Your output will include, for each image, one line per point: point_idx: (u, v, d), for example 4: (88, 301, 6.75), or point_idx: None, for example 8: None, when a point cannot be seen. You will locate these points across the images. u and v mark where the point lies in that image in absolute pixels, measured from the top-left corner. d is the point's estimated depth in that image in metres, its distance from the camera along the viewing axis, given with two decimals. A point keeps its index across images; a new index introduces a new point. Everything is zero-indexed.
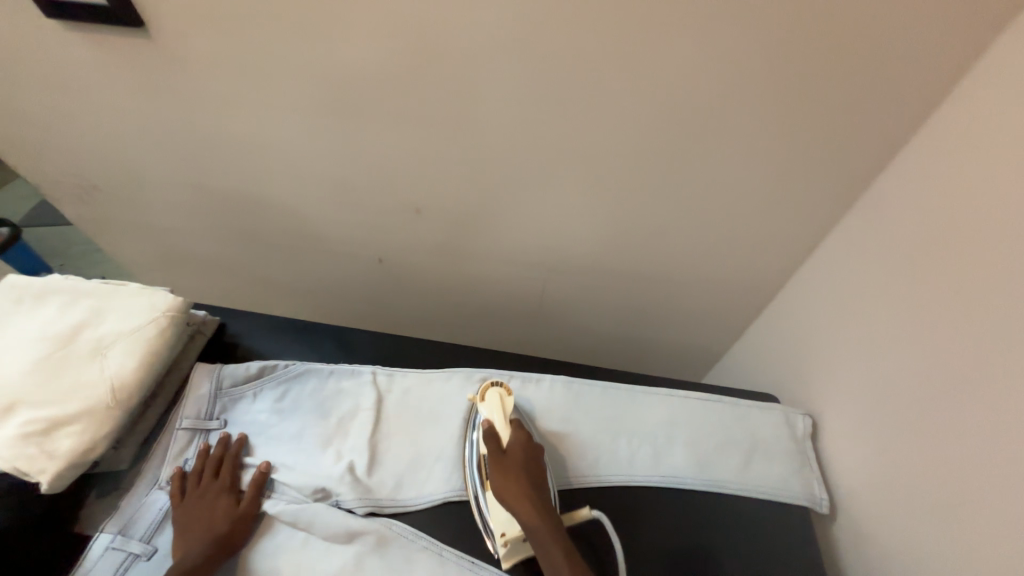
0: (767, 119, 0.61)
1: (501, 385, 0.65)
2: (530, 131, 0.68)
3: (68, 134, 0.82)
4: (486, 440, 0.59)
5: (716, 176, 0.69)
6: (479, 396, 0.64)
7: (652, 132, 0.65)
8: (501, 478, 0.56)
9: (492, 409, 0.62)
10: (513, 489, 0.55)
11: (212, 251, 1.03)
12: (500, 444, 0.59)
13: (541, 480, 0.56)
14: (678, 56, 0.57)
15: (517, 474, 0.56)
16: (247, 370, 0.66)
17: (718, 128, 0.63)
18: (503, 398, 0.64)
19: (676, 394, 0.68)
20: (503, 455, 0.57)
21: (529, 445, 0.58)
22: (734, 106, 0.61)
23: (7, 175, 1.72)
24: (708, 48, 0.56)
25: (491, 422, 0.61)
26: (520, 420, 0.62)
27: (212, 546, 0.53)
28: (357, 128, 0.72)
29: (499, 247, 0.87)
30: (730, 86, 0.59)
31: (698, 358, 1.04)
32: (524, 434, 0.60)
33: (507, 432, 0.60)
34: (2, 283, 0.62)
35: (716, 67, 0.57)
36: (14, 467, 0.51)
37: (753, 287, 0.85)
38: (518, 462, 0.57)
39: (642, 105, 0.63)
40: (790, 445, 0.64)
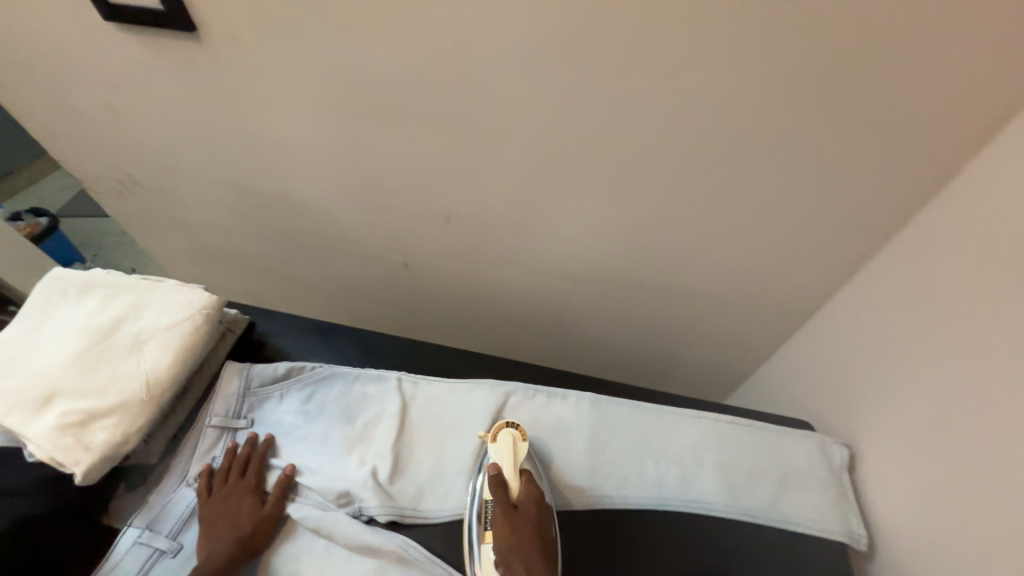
0: (811, 140, 0.60)
1: (517, 426, 0.61)
2: (566, 143, 0.68)
3: (115, 131, 0.85)
4: (496, 490, 0.56)
5: (754, 195, 0.68)
6: (491, 436, 0.60)
7: (690, 149, 0.64)
8: (512, 537, 0.52)
9: (503, 451, 0.59)
10: (524, 552, 0.51)
11: (242, 249, 1.04)
12: (509, 496, 0.56)
13: (548, 544, 0.53)
14: (723, 75, 0.56)
15: (527, 534, 0.53)
16: (275, 370, 0.67)
17: (759, 147, 0.62)
18: (516, 442, 0.60)
19: (707, 416, 0.66)
20: (514, 510, 0.54)
21: (541, 503, 0.56)
22: (778, 126, 0.59)
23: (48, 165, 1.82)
24: (755, 67, 0.55)
25: (500, 468, 0.58)
26: (531, 471, 0.59)
27: (237, 545, 0.53)
28: (393, 134, 0.73)
29: (526, 256, 0.87)
30: (775, 107, 0.58)
31: (722, 378, 1.01)
32: (537, 489, 0.57)
33: (517, 485, 0.57)
34: (46, 275, 0.64)
35: (762, 86, 0.56)
36: (52, 457, 0.51)
37: (786, 309, 0.83)
38: (529, 520, 0.54)
39: (682, 122, 0.62)
40: (827, 477, 0.62)
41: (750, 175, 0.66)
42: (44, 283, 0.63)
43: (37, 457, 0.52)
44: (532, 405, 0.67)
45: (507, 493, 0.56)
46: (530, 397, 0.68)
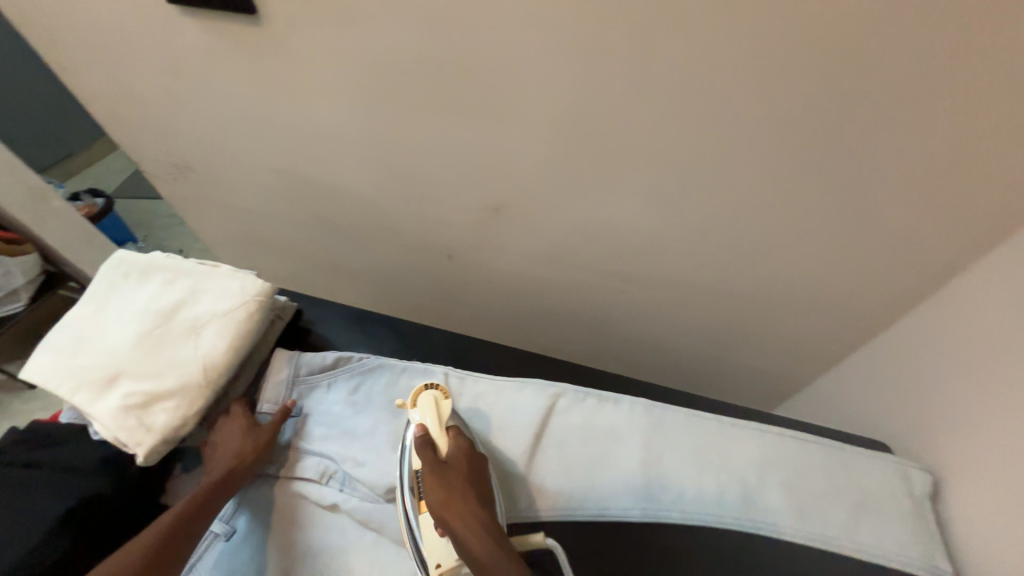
0: (917, 140, 0.52)
1: (437, 387, 0.60)
2: (628, 137, 0.63)
3: (173, 115, 0.86)
4: (423, 450, 0.54)
5: (838, 199, 0.61)
6: (410, 402, 0.59)
7: (768, 148, 0.58)
8: (444, 491, 0.50)
9: (427, 412, 0.57)
10: (458, 505, 0.50)
11: (288, 235, 1.05)
12: (438, 453, 0.54)
13: (484, 494, 0.52)
14: (819, 66, 0.49)
15: (458, 484, 0.51)
16: (323, 359, 0.67)
17: (851, 147, 0.55)
18: (439, 401, 0.59)
19: (770, 430, 0.62)
20: (444, 465, 0.52)
21: (469, 455, 0.54)
22: (878, 124, 0.52)
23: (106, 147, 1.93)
24: (859, 57, 0.48)
25: (426, 429, 0.56)
26: (458, 425, 0.58)
27: (236, 458, 0.57)
28: (445, 122, 0.70)
29: (576, 252, 0.83)
30: (877, 102, 0.50)
31: (777, 387, 0.95)
32: (465, 440, 0.56)
33: (444, 440, 0.55)
34: (110, 257, 0.65)
35: (864, 79, 0.49)
36: (116, 436, 0.53)
37: (857, 321, 0.76)
38: (461, 473, 0.52)
39: (764, 118, 0.55)
40: (906, 506, 0.57)
41: (835, 178, 0.59)
42: (108, 265, 0.64)
43: (103, 436, 0.53)
44: (584, 409, 0.64)
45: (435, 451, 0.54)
46: (580, 401, 0.65)
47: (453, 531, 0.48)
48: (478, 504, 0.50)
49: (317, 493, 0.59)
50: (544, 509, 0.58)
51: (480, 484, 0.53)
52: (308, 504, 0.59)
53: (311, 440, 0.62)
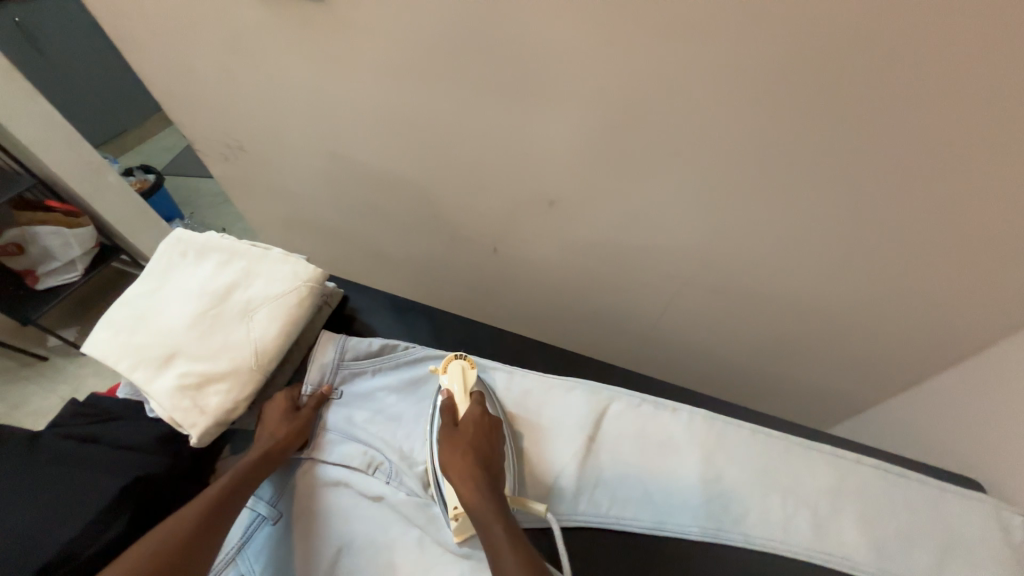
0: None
1: (466, 356, 0.62)
2: (709, 129, 0.57)
3: (230, 95, 0.86)
4: (443, 412, 0.56)
5: (954, 202, 0.54)
6: (441, 367, 0.60)
7: (876, 143, 0.52)
8: (450, 449, 0.52)
9: (453, 379, 0.59)
10: (457, 463, 0.51)
11: (333, 219, 1.05)
12: (455, 416, 0.56)
13: (490, 460, 0.52)
14: (960, 48, 0.43)
15: (462, 443, 0.52)
16: (369, 345, 0.65)
17: (981, 144, 0.48)
18: (466, 370, 0.60)
19: (843, 456, 0.57)
20: (455, 427, 0.54)
21: (480, 419, 0.55)
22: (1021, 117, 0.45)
23: (158, 125, 2.00)
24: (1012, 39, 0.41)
25: (450, 394, 0.58)
26: (482, 393, 0.59)
27: (272, 442, 0.56)
28: (506, 109, 0.66)
29: (630, 252, 0.79)
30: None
31: (839, 405, 0.89)
32: (480, 408, 0.56)
33: (464, 404, 0.57)
34: (168, 234, 0.64)
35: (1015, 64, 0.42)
36: (171, 416, 0.52)
37: (948, 341, 0.68)
38: (469, 435, 0.53)
39: (876, 110, 0.49)
40: (1001, 553, 0.51)
41: (953, 177, 0.52)
42: (167, 241, 0.64)
43: (159, 415, 0.53)
44: (638, 416, 0.61)
45: (453, 415, 0.56)
46: (634, 407, 0.62)
47: (456, 487, 0.50)
48: (478, 467, 0.51)
49: (362, 482, 0.57)
50: (597, 517, 0.55)
51: (489, 449, 0.53)
52: (353, 491, 0.57)
53: (354, 428, 0.61)
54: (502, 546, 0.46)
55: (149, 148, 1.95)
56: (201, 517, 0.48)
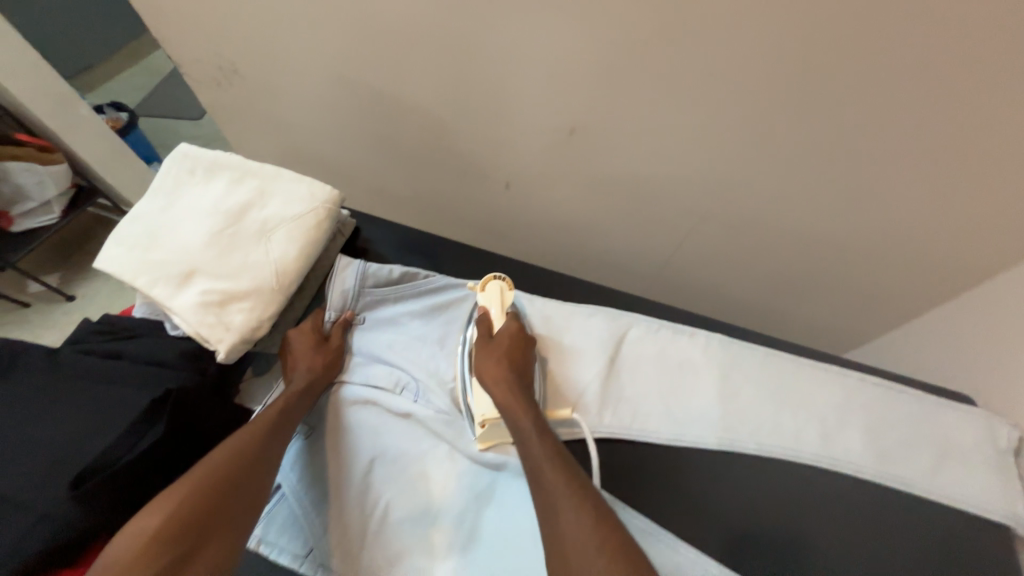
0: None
1: (504, 277, 0.61)
2: (756, 44, 0.54)
3: (221, 8, 0.79)
4: (479, 325, 0.58)
5: (994, 127, 0.52)
6: (479, 285, 0.60)
7: (940, 56, 0.49)
8: (485, 358, 0.54)
9: (489, 299, 0.60)
10: (491, 368, 0.53)
11: (335, 152, 1.01)
12: (490, 330, 0.57)
13: (523, 369, 0.54)
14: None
15: (498, 354, 0.54)
16: (389, 273, 0.63)
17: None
18: (503, 292, 0.61)
19: (851, 375, 0.61)
20: (490, 339, 0.56)
21: (517, 333, 0.56)
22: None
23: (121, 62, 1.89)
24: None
25: (486, 310, 0.59)
26: (517, 314, 0.60)
27: (311, 372, 0.56)
28: (532, 22, 0.61)
29: (646, 187, 0.78)
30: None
31: (834, 339, 0.93)
32: (516, 324, 0.57)
33: (500, 320, 0.58)
34: (173, 149, 0.60)
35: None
36: (197, 332, 0.51)
37: (958, 276, 0.70)
38: (505, 347, 0.55)
39: (949, 16, 0.46)
40: (991, 457, 0.56)
41: (998, 102, 0.50)
42: (173, 157, 0.60)
43: (184, 331, 0.52)
44: (657, 340, 0.63)
45: (489, 328, 0.58)
46: (653, 332, 0.63)
47: (487, 387, 0.52)
48: (511, 373, 0.53)
49: (392, 400, 0.58)
50: (620, 428, 0.57)
51: (521, 361, 0.55)
52: (383, 407, 0.57)
53: (379, 350, 0.61)
54: (530, 434, 0.49)
55: (117, 86, 1.83)
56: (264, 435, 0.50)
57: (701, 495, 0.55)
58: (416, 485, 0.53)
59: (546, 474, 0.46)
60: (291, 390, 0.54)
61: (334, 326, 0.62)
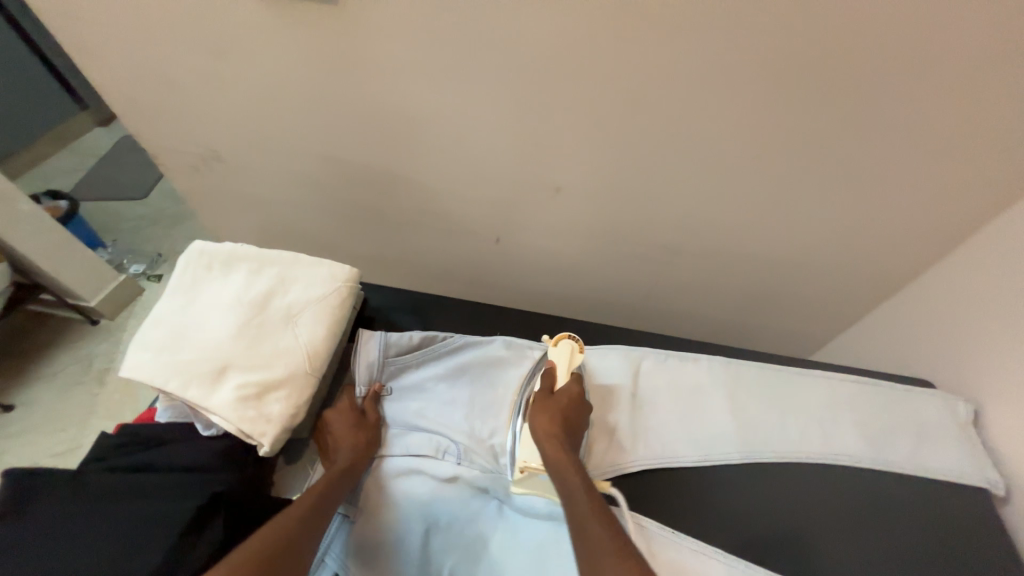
0: (1009, 102, 0.57)
1: (576, 338, 0.65)
2: (715, 109, 0.64)
3: (207, 103, 0.81)
4: (543, 379, 0.61)
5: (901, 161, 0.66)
6: (552, 342, 0.65)
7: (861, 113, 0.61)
8: (541, 412, 0.57)
9: (560, 356, 0.63)
10: (546, 422, 0.56)
11: (319, 224, 1.03)
12: (553, 386, 0.61)
13: (574, 430, 0.57)
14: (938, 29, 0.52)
15: (556, 410, 0.58)
16: (410, 340, 0.65)
17: (941, 111, 0.59)
18: (573, 353, 0.64)
19: (832, 377, 0.70)
20: (551, 395, 0.60)
21: (577, 395, 0.60)
22: (975, 87, 0.56)
23: (48, 149, 1.82)
24: (974, 21, 0.51)
25: (554, 366, 0.63)
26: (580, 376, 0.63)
27: (356, 450, 0.57)
28: (524, 103, 0.70)
29: (626, 230, 0.87)
30: (979, 68, 0.54)
31: (800, 343, 1.05)
32: (578, 388, 0.61)
33: (564, 379, 0.62)
34: (188, 248, 0.62)
35: (976, 43, 0.52)
36: (238, 428, 0.51)
37: (895, 276, 0.83)
38: (565, 404, 0.58)
39: (864, 86, 0.58)
40: (958, 431, 0.66)
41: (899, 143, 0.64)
42: (187, 256, 0.61)
43: (223, 429, 0.51)
44: (667, 369, 0.69)
45: (552, 383, 0.61)
46: (662, 362, 0.69)
47: (539, 441, 0.55)
48: (563, 432, 0.56)
49: (437, 465, 0.59)
50: (654, 458, 0.62)
51: (576, 423, 0.58)
52: (429, 472, 0.58)
53: (413, 418, 0.62)
54: (579, 491, 0.51)
55: (46, 176, 1.76)
56: (298, 523, 0.48)
57: (736, 509, 0.60)
58: (475, 548, 0.55)
59: (591, 528, 0.48)
60: (336, 471, 0.54)
61: (365, 400, 0.62)
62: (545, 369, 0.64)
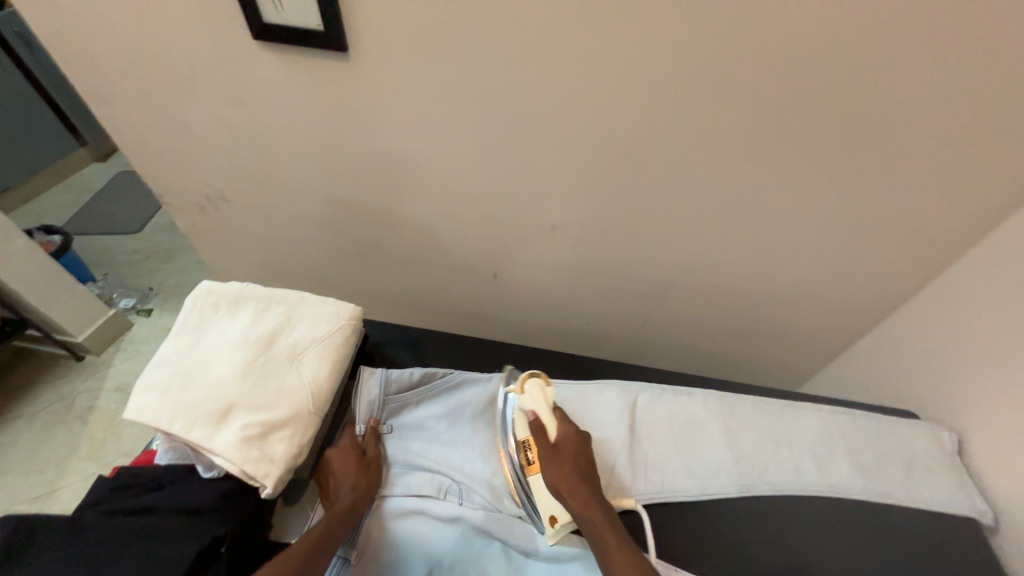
0: (962, 150, 0.63)
1: (541, 375, 0.64)
2: (700, 155, 0.70)
3: (218, 146, 0.85)
4: (536, 433, 0.59)
5: (871, 201, 0.71)
6: (519, 388, 0.62)
7: (832, 159, 0.67)
8: (555, 469, 0.56)
9: (539, 402, 0.61)
10: (564, 478, 0.55)
11: (319, 260, 1.05)
12: (549, 437, 0.59)
13: (589, 471, 0.57)
14: (894, 87, 0.58)
15: (569, 461, 0.56)
16: (411, 376, 0.65)
17: (902, 158, 0.65)
18: (545, 390, 0.62)
19: (823, 408, 0.72)
20: (554, 448, 0.57)
21: (575, 438, 0.58)
22: (929, 139, 0.63)
23: (43, 184, 1.83)
24: (926, 82, 0.57)
25: (537, 415, 0.60)
26: (562, 411, 0.61)
27: (356, 492, 0.56)
28: (523, 148, 0.74)
29: (619, 265, 0.90)
30: (932, 122, 0.61)
31: (788, 375, 1.07)
32: (573, 429, 0.59)
33: (554, 423, 0.59)
34: (195, 287, 0.63)
35: (927, 100, 0.59)
36: (241, 470, 0.51)
37: (875, 307, 0.87)
38: (572, 454, 0.57)
39: (833, 135, 0.64)
40: (945, 459, 0.68)
41: (869, 185, 0.69)
42: (195, 295, 0.62)
43: (227, 471, 0.51)
44: (663, 403, 0.70)
45: (546, 435, 0.59)
46: (658, 397, 0.71)
47: (562, 497, 0.55)
48: (583, 481, 0.55)
49: (438, 505, 0.59)
50: (655, 492, 0.62)
51: (588, 466, 0.57)
52: (431, 514, 0.58)
53: (416, 457, 0.62)
54: (606, 539, 0.52)
55: (40, 211, 1.77)
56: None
57: (737, 543, 0.61)
58: None
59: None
60: (340, 513, 0.54)
61: (366, 439, 0.62)
62: (525, 417, 0.61)
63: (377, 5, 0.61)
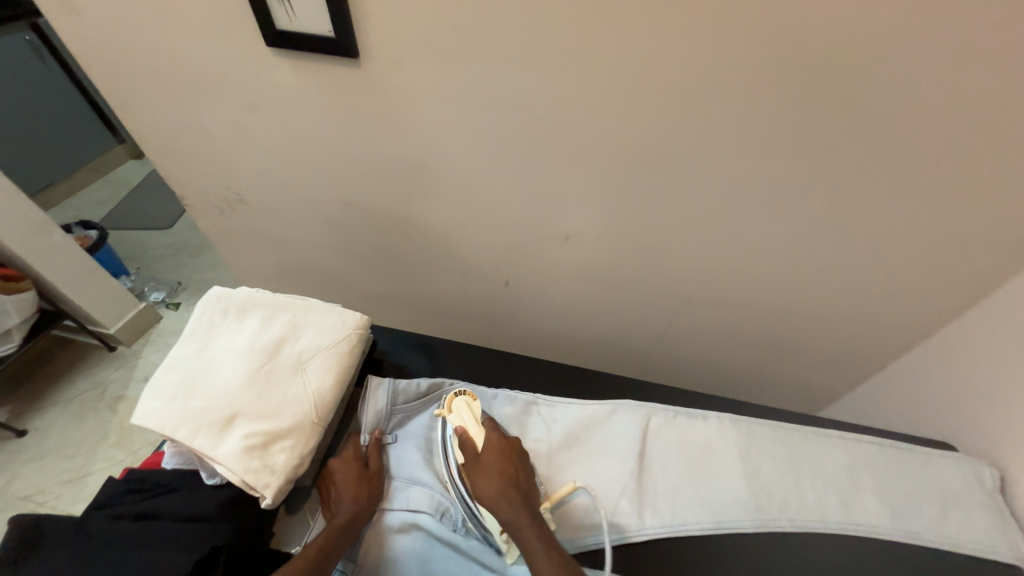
0: (1013, 165, 0.57)
1: (465, 391, 0.63)
2: (721, 164, 0.66)
3: (235, 150, 0.86)
4: (463, 449, 0.58)
5: (908, 217, 0.66)
6: (446, 409, 0.61)
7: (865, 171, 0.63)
8: (481, 481, 0.55)
9: (467, 416, 0.60)
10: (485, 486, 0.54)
11: (333, 262, 1.06)
12: (475, 448, 0.58)
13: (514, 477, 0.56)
14: (934, 96, 0.54)
15: (489, 472, 0.55)
16: (418, 387, 0.66)
17: (942, 171, 0.60)
18: (470, 404, 0.62)
19: (849, 436, 0.68)
20: (477, 459, 0.57)
21: (495, 445, 0.58)
22: (976, 152, 0.57)
23: (83, 180, 1.92)
24: (973, 90, 0.52)
25: (466, 429, 0.59)
26: (490, 419, 0.62)
27: (357, 504, 0.56)
28: (535, 155, 0.72)
29: (634, 276, 0.87)
30: (979, 134, 0.56)
31: (815, 395, 1.02)
32: (495, 433, 0.59)
33: (479, 434, 0.59)
34: (207, 293, 0.64)
35: (973, 110, 0.54)
36: (242, 479, 0.51)
37: (909, 328, 0.82)
38: (491, 465, 0.56)
39: (867, 146, 0.60)
40: (983, 500, 0.63)
41: (906, 199, 0.64)
42: (207, 301, 0.63)
43: (228, 480, 0.51)
44: (676, 427, 0.67)
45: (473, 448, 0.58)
46: (672, 420, 0.68)
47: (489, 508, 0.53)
48: (507, 489, 0.54)
49: (438, 523, 0.57)
50: (664, 525, 0.59)
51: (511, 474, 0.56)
52: (427, 531, 0.57)
53: (419, 472, 0.60)
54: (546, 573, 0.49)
55: (80, 205, 1.85)
56: None
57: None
58: None
59: None
60: (340, 527, 0.53)
61: (370, 450, 0.61)
62: (456, 436, 0.60)
63: (385, 11, 0.60)
